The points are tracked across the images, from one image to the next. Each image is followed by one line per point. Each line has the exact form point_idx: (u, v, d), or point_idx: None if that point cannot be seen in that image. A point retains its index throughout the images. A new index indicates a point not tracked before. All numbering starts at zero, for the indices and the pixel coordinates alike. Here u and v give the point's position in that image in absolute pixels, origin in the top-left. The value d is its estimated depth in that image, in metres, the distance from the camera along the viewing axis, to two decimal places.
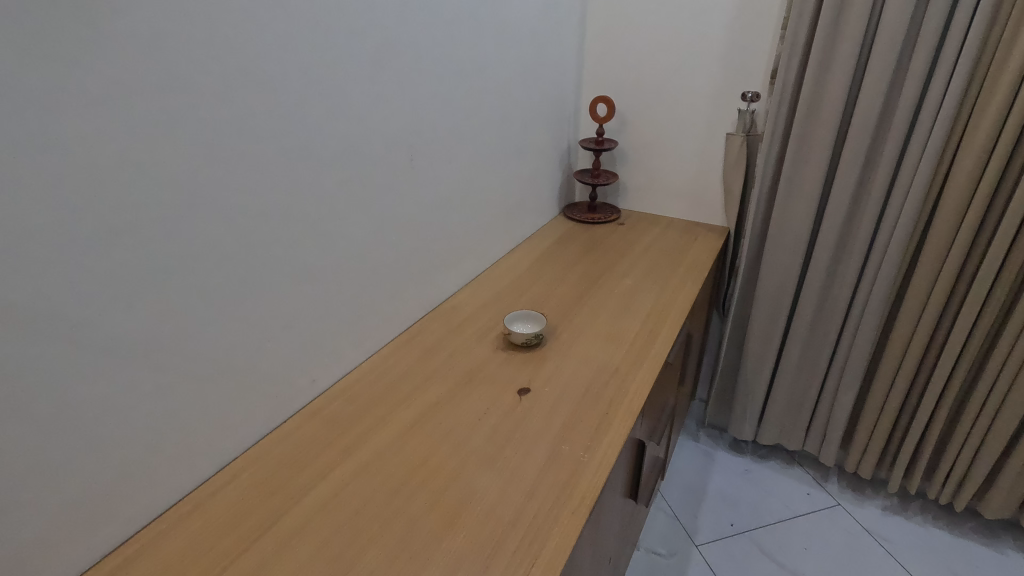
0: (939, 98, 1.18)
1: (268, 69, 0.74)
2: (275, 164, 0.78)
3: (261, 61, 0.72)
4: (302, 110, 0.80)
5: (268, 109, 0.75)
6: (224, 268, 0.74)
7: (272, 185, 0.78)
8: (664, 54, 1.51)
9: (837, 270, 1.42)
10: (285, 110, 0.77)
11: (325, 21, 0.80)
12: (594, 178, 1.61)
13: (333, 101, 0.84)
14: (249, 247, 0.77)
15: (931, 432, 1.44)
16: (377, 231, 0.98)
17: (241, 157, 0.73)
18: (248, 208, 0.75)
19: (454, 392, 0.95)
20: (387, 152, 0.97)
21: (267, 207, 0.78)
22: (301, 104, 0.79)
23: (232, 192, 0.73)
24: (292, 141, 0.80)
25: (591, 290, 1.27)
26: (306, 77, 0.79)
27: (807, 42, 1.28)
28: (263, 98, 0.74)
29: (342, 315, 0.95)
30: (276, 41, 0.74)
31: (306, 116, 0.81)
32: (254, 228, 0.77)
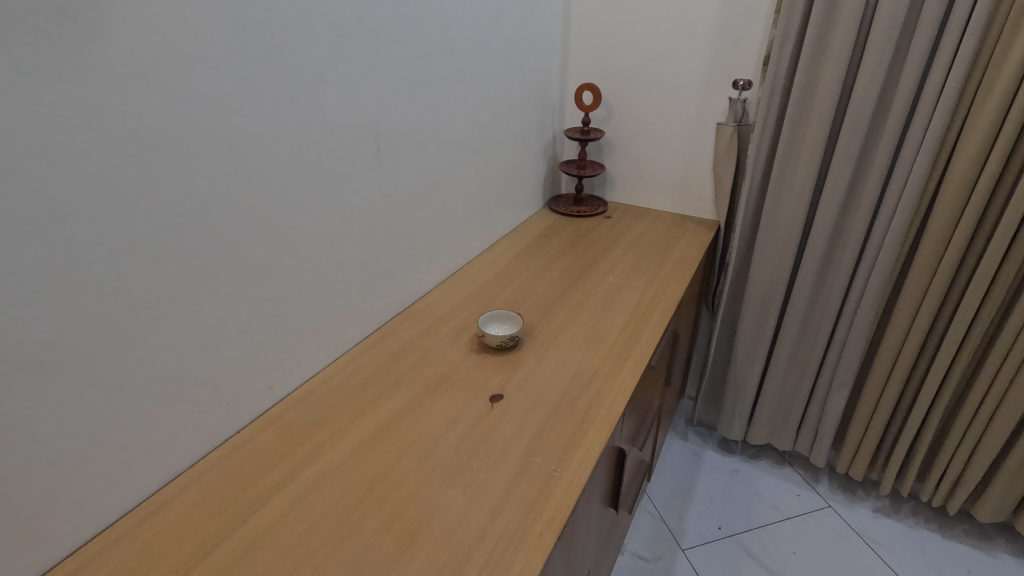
0: (939, 87, 1.12)
1: (213, 50, 0.67)
2: (222, 156, 0.71)
3: (205, 41, 0.65)
4: (251, 97, 0.73)
5: (212, 95, 0.68)
6: (164, 271, 0.68)
7: (218, 179, 0.71)
8: (652, 39, 1.44)
9: (830, 265, 1.37)
10: (232, 96, 0.70)
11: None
12: (579, 169, 1.54)
13: (286, 86, 0.77)
14: (192, 246, 0.70)
15: (924, 433, 1.39)
16: (341, 226, 0.92)
17: (181, 150, 0.66)
18: (191, 203, 0.69)
19: (421, 398, 0.89)
20: (351, 141, 0.90)
21: (214, 204, 0.72)
22: (251, 91, 0.73)
23: (171, 187, 0.66)
24: (241, 131, 0.73)
25: (573, 288, 1.21)
26: (256, 59, 0.72)
27: (802, 26, 1.22)
28: (207, 82, 0.67)
29: (303, 316, 0.89)
30: (221, 18, 0.67)
31: (255, 102, 0.74)
32: (199, 226, 0.70)
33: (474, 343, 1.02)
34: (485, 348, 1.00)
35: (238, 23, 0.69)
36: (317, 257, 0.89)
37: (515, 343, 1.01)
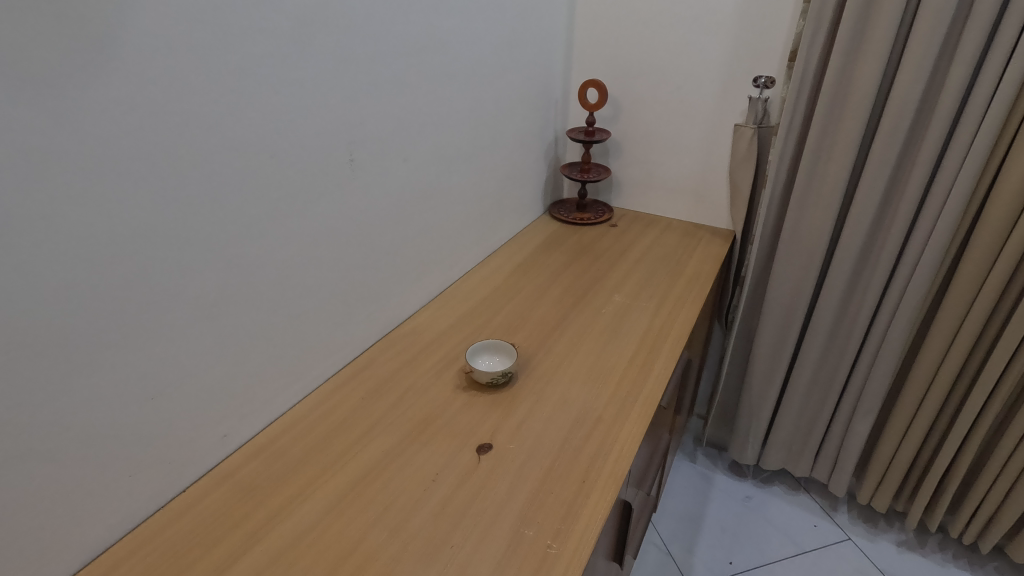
0: (992, 89, 0.99)
1: (128, 45, 0.54)
2: (160, 177, 0.59)
3: (116, 35, 0.53)
4: (195, 108, 0.61)
5: (130, 101, 0.55)
6: (86, 319, 0.56)
7: (154, 204, 0.59)
8: (665, 31, 1.30)
9: (857, 283, 1.25)
10: (160, 102, 0.58)
11: None
12: (583, 173, 1.42)
13: (234, 88, 0.65)
14: (123, 286, 0.59)
15: (957, 466, 1.28)
16: (310, 248, 0.80)
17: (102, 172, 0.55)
18: (111, 232, 0.57)
19: (400, 448, 0.78)
20: (320, 151, 0.78)
21: (148, 233, 0.60)
22: (195, 100, 0.61)
23: (91, 217, 0.55)
24: (182, 147, 0.61)
25: (575, 309, 1.09)
26: (191, 55, 0.59)
27: (834, 19, 1.09)
28: (121, 86, 0.54)
29: (265, 353, 0.77)
30: (139, 6, 0.54)
31: (193, 109, 0.61)
32: (124, 258, 0.58)
33: (463, 378, 0.90)
34: (475, 386, 0.88)
35: (164, 12, 0.56)
36: (280, 286, 0.77)
37: (509, 379, 0.89)
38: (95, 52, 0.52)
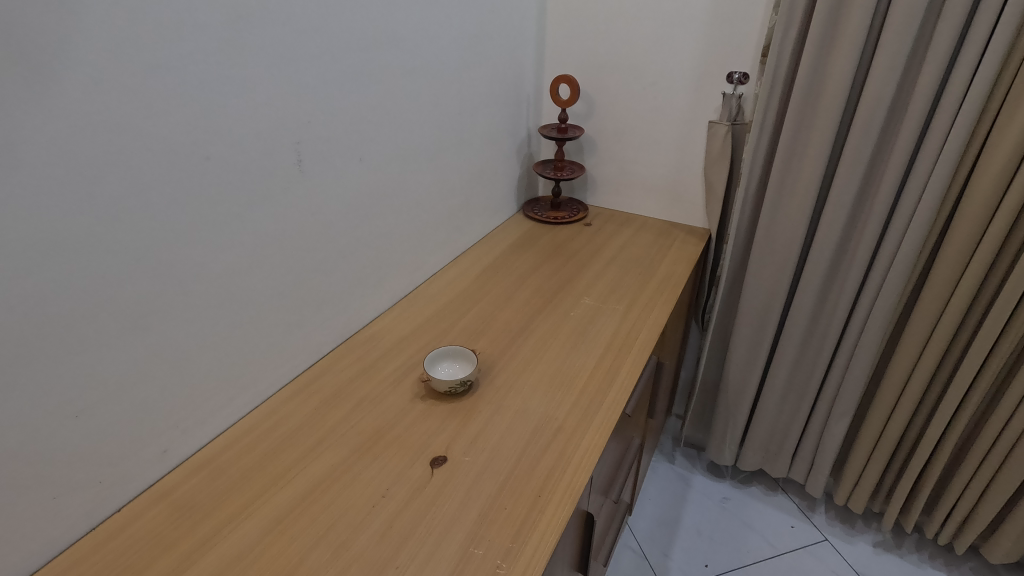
0: (964, 87, 0.96)
1: (31, 37, 0.50)
2: (74, 184, 0.56)
3: (32, 42, 0.50)
4: (115, 109, 0.57)
5: (38, 104, 0.52)
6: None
7: (69, 212, 0.56)
8: (637, 26, 1.27)
9: (832, 284, 1.23)
10: (74, 106, 0.54)
11: None
12: (556, 171, 1.39)
13: (162, 85, 0.61)
14: (36, 301, 0.55)
15: (932, 468, 1.26)
16: (254, 253, 0.77)
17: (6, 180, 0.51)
18: (18, 241, 0.53)
19: (351, 461, 0.75)
20: (263, 152, 0.74)
21: (63, 243, 0.56)
22: (114, 102, 0.57)
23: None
24: (101, 152, 0.57)
25: (542, 312, 1.07)
26: (109, 49, 0.55)
27: (807, 13, 1.06)
28: (27, 84, 0.51)
29: (208, 364, 0.74)
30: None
31: (115, 107, 0.57)
32: (37, 268, 0.55)
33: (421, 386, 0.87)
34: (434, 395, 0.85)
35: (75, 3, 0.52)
36: (223, 293, 0.73)
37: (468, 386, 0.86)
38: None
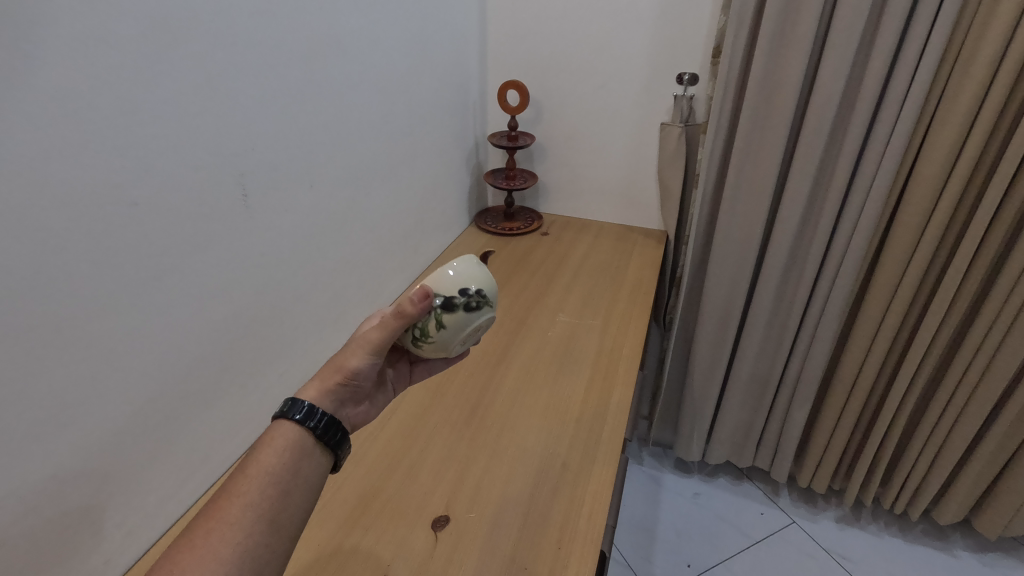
0: (906, 86, 0.98)
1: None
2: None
3: None
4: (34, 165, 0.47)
5: None
6: None
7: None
8: (584, 29, 1.23)
9: (789, 278, 1.24)
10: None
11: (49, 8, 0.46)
12: (509, 181, 1.32)
13: (89, 133, 0.50)
14: None
15: (888, 443, 1.34)
16: (198, 310, 0.65)
17: None
18: None
19: (340, 535, 0.65)
20: (200, 193, 0.62)
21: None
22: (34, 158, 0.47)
23: None
24: (19, 218, 0.46)
25: (518, 336, 1.00)
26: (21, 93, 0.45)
27: (755, 13, 1.05)
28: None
29: (150, 448, 0.62)
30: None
31: (24, 156, 0.46)
32: None
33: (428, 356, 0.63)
34: (413, 347, 0.62)
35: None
36: (169, 364, 0.62)
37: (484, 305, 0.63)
38: None
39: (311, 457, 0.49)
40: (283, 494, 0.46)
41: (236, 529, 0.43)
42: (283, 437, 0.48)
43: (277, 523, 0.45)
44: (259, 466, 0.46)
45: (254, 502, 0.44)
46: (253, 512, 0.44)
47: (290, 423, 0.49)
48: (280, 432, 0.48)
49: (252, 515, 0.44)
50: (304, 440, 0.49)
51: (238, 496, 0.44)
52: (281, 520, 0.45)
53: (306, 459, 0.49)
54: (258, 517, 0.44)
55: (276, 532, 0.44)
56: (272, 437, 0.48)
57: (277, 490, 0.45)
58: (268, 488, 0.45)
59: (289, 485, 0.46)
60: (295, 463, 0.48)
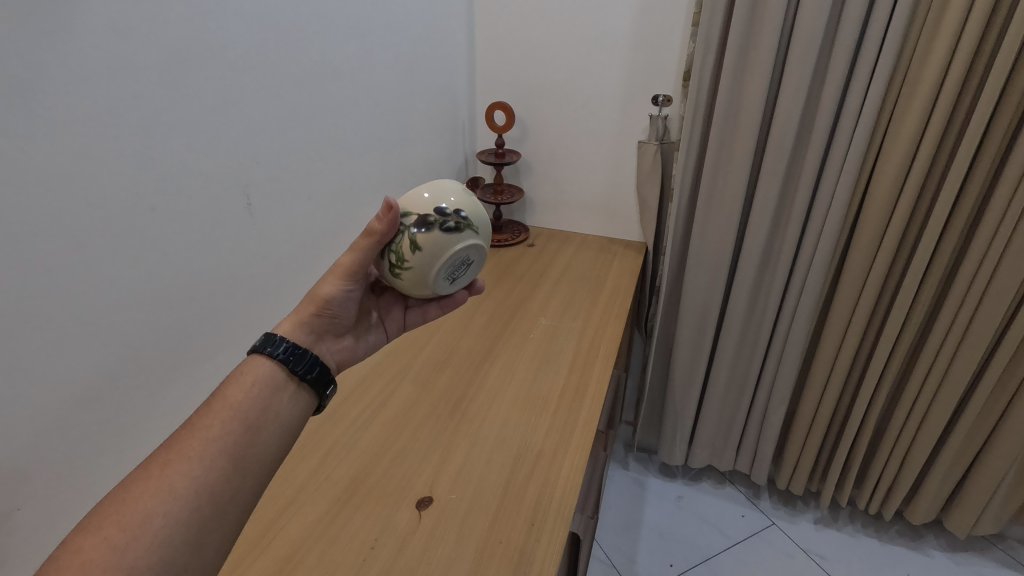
0: (857, 109, 1.06)
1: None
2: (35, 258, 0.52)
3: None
4: (70, 174, 0.54)
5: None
6: None
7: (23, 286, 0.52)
8: (566, 54, 1.32)
9: (761, 287, 1.31)
10: (36, 174, 0.51)
11: (85, 40, 0.53)
12: (496, 195, 1.40)
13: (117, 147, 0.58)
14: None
15: (860, 444, 1.40)
16: (204, 305, 0.72)
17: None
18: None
19: (332, 513, 0.71)
20: (209, 202, 0.70)
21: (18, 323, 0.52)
22: (70, 168, 0.54)
23: None
24: (57, 219, 0.53)
25: (502, 338, 1.07)
26: (62, 113, 0.52)
27: (721, 40, 1.14)
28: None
29: (159, 430, 0.69)
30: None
31: (62, 166, 0.53)
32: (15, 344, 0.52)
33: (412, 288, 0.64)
34: (393, 278, 0.63)
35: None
36: (174, 353, 0.69)
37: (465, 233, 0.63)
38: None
39: (280, 398, 0.54)
40: (247, 429, 0.50)
41: (198, 455, 0.47)
42: (256, 373, 0.54)
43: (239, 451, 0.49)
44: (227, 401, 0.51)
45: (219, 433, 0.49)
46: (217, 440, 0.48)
47: (258, 360, 0.55)
48: (251, 370, 0.54)
49: (216, 444, 0.48)
50: (273, 380, 0.54)
51: (206, 425, 0.49)
52: (243, 450, 0.49)
53: (275, 400, 0.54)
54: (221, 446, 0.48)
55: (237, 460, 0.49)
56: (244, 375, 0.54)
57: (241, 425, 0.50)
58: (233, 421, 0.50)
59: (254, 420, 0.51)
60: (262, 400, 0.53)
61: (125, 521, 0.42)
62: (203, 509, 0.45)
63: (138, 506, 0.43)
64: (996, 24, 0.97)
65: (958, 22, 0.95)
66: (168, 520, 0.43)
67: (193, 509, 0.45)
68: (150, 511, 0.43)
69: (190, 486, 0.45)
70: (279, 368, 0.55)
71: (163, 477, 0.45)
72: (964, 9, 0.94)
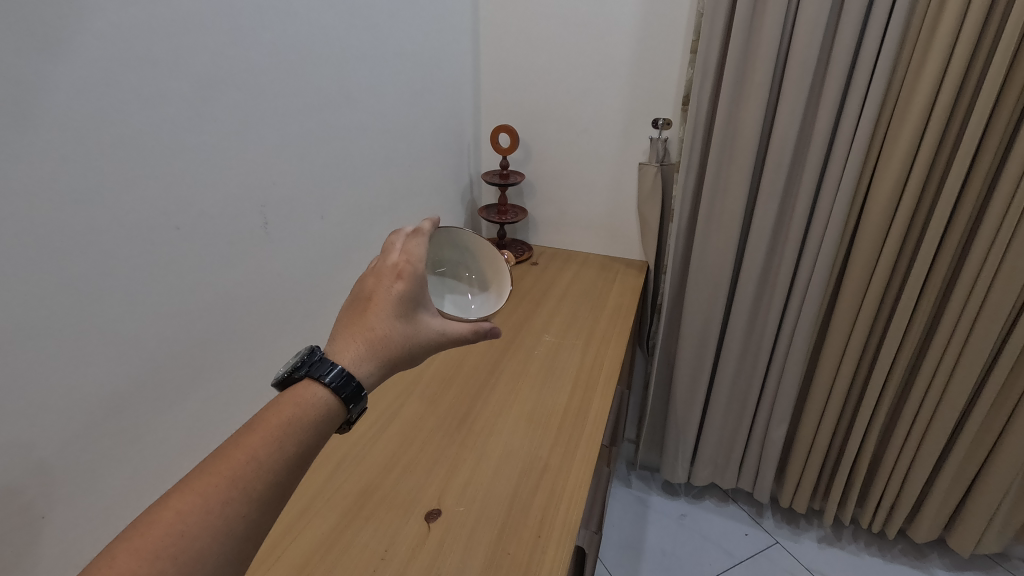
0: (851, 132, 1.10)
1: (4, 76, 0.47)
2: (69, 274, 0.55)
3: (45, 141, 0.51)
4: (105, 195, 0.57)
5: (40, 196, 0.51)
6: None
7: (58, 302, 0.54)
8: (569, 78, 1.37)
9: (760, 305, 1.33)
10: (74, 195, 0.54)
11: (126, 69, 0.57)
12: (501, 215, 1.43)
13: (147, 170, 0.61)
14: (23, 394, 0.52)
15: (861, 461, 1.41)
16: (221, 319, 0.75)
17: (14, 279, 0.50)
18: (24, 340, 0.52)
19: (342, 524, 0.73)
20: (228, 221, 0.73)
21: (52, 336, 0.54)
22: (106, 189, 0.57)
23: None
24: (89, 237, 0.56)
25: (506, 354, 1.09)
26: (102, 137, 0.56)
27: (718, 66, 1.18)
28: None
29: (175, 442, 0.70)
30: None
31: (97, 187, 0.56)
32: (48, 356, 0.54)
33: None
34: None
35: (45, 65, 0.50)
36: (191, 368, 0.71)
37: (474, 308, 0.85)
38: (32, 159, 0.50)
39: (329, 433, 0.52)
40: (298, 465, 0.48)
41: (250, 489, 0.45)
42: (312, 403, 0.52)
43: (287, 489, 0.47)
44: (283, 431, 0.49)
45: (273, 466, 0.47)
46: (271, 474, 0.46)
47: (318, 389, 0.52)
48: (309, 398, 0.52)
49: (268, 478, 0.46)
50: (327, 411, 0.52)
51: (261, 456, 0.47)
52: (291, 490, 0.48)
53: (324, 435, 0.52)
54: (273, 483, 0.46)
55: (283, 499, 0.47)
56: (300, 401, 0.51)
57: (294, 459, 0.48)
58: (288, 454, 0.48)
59: (306, 456, 0.49)
60: (314, 433, 0.51)
61: (175, 556, 0.40)
62: (247, 551, 0.44)
63: (191, 548, 0.41)
64: (982, 52, 1.01)
65: (945, 50, 0.99)
66: (215, 560, 0.42)
67: (238, 549, 0.43)
68: (200, 549, 0.41)
69: (238, 522, 0.44)
70: (334, 400, 0.53)
71: (214, 509, 0.43)
72: (951, 38, 0.98)
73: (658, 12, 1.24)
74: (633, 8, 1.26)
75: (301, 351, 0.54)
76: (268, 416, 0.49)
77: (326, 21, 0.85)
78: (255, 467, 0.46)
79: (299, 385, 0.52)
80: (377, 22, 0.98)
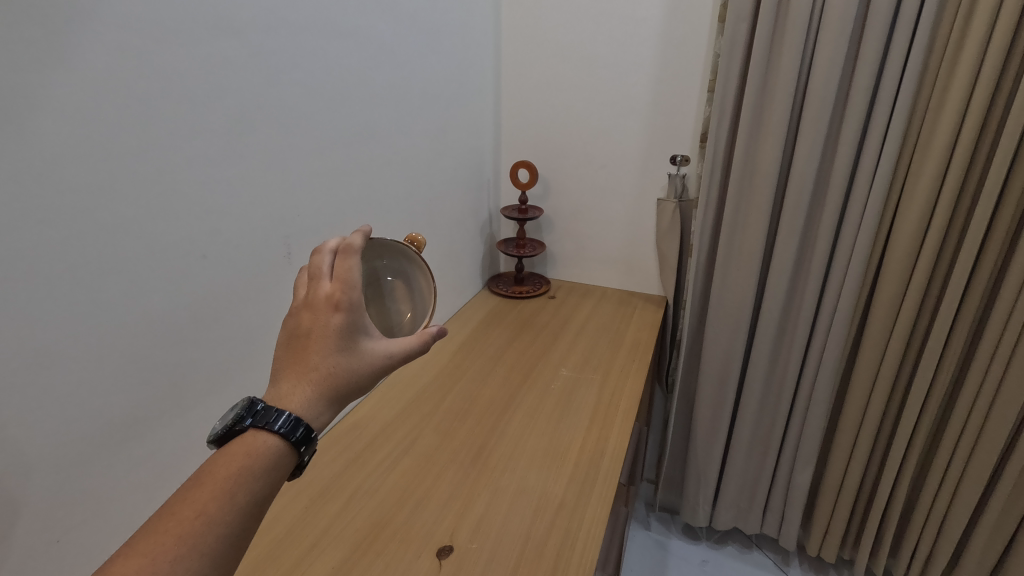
0: (872, 169, 1.10)
1: (36, 95, 0.49)
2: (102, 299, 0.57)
3: (90, 177, 0.54)
4: (139, 225, 0.59)
5: (80, 227, 0.54)
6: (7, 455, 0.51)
7: (91, 327, 0.56)
8: (588, 117, 1.40)
9: (782, 343, 1.31)
10: (111, 225, 0.57)
11: (165, 108, 0.60)
12: (519, 249, 1.44)
13: (181, 202, 0.64)
14: (50, 416, 0.54)
15: (893, 508, 1.35)
16: (241, 347, 0.76)
17: (51, 302, 0.52)
18: (58, 363, 0.54)
19: (353, 559, 0.71)
20: (252, 251, 0.75)
21: (84, 360, 0.56)
22: (140, 219, 0.59)
23: (27, 349, 0.51)
24: (123, 265, 0.58)
25: (522, 388, 1.08)
26: (142, 173, 0.59)
27: (736, 106, 1.20)
28: (32, 182, 0.49)
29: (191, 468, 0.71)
30: (84, 44, 0.52)
31: (133, 218, 0.59)
32: (77, 379, 0.56)
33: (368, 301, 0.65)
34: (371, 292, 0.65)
35: (92, 105, 0.53)
36: (210, 395, 0.72)
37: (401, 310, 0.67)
38: (79, 193, 0.53)
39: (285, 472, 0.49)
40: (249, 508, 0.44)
41: (205, 543, 0.41)
42: (261, 445, 0.48)
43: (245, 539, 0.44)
44: (223, 476, 0.45)
45: (226, 517, 0.43)
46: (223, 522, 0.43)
47: (262, 433, 0.48)
48: (263, 442, 0.48)
49: (222, 531, 0.42)
50: (279, 455, 0.48)
51: (202, 505, 0.42)
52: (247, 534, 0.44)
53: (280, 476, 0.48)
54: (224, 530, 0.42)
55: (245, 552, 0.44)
56: (253, 446, 0.47)
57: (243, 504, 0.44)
58: (242, 501, 0.44)
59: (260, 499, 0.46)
60: (264, 475, 0.47)
61: None
62: None
63: None
64: (1003, 91, 1.01)
65: (965, 90, 1.00)
66: None
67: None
68: None
69: None
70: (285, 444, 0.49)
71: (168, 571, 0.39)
72: (970, 77, 0.99)
73: (676, 55, 1.28)
74: (650, 51, 1.29)
75: (240, 404, 0.50)
76: (215, 468, 0.45)
77: (354, 62, 0.89)
78: (206, 522, 0.42)
79: (243, 436, 0.48)
80: (401, 61, 1.02)
